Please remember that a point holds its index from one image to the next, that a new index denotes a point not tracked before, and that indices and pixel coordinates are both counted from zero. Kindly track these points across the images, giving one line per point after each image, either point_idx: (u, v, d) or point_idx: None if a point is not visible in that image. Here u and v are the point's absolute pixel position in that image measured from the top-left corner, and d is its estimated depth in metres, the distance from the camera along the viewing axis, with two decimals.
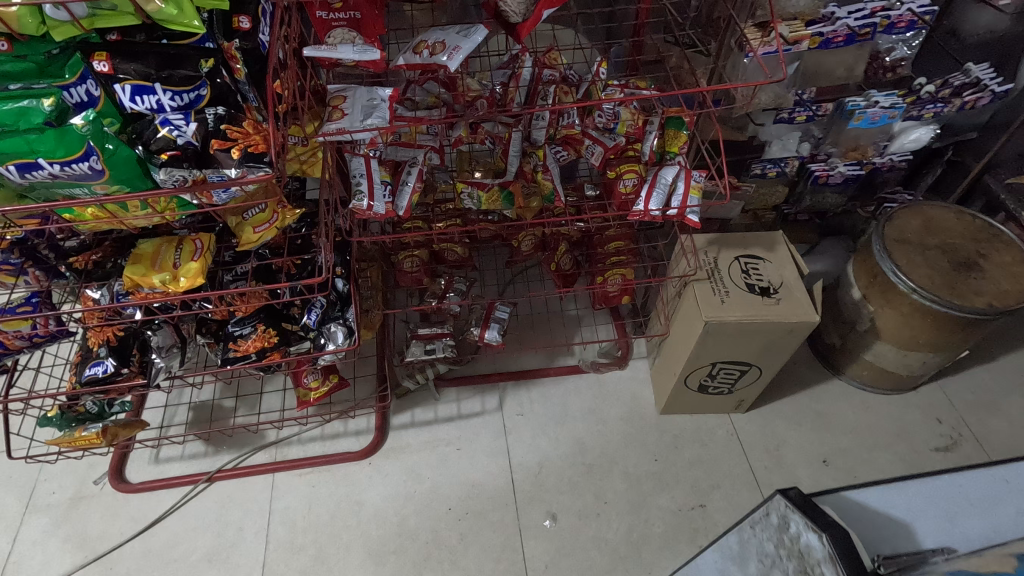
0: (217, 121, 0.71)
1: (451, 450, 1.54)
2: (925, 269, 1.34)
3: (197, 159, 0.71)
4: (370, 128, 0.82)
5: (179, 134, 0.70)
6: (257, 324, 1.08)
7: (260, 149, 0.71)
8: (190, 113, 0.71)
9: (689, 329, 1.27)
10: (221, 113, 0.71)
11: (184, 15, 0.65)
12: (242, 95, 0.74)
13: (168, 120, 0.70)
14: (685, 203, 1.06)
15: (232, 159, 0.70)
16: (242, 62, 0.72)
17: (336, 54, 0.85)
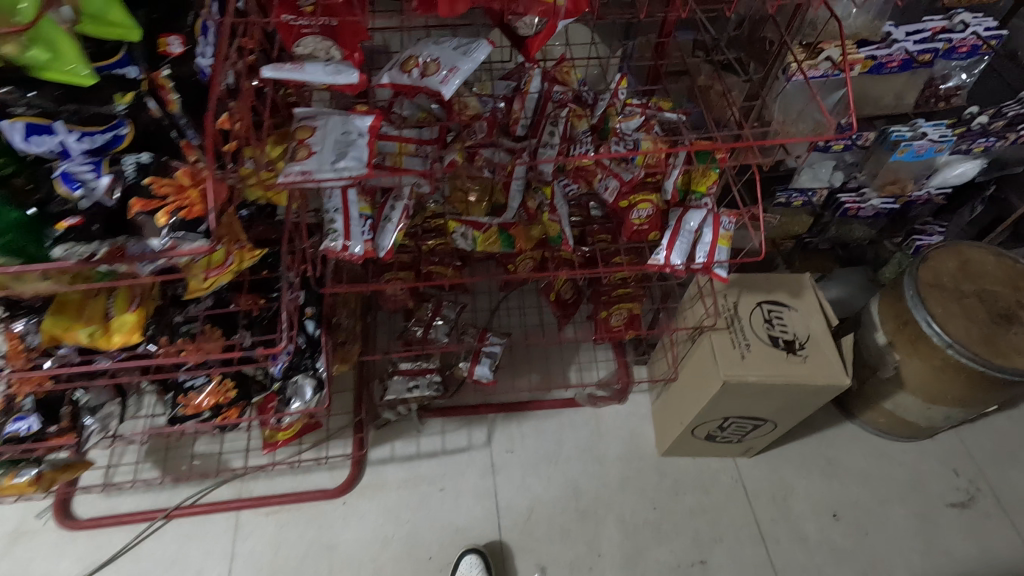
0: (139, 174, 0.65)
1: (433, 490, 1.41)
2: (962, 321, 1.23)
3: (109, 223, 0.64)
4: (343, 175, 0.66)
5: (84, 195, 0.63)
6: (212, 374, 0.94)
7: (195, 212, 0.64)
8: (101, 164, 0.64)
9: (702, 381, 1.15)
10: (145, 163, 0.66)
11: (63, 60, 0.56)
12: (179, 130, 0.70)
13: (71, 174, 0.63)
14: (713, 257, 0.92)
15: (159, 224, 0.63)
16: (173, 92, 0.68)
17: (303, 75, 0.68)
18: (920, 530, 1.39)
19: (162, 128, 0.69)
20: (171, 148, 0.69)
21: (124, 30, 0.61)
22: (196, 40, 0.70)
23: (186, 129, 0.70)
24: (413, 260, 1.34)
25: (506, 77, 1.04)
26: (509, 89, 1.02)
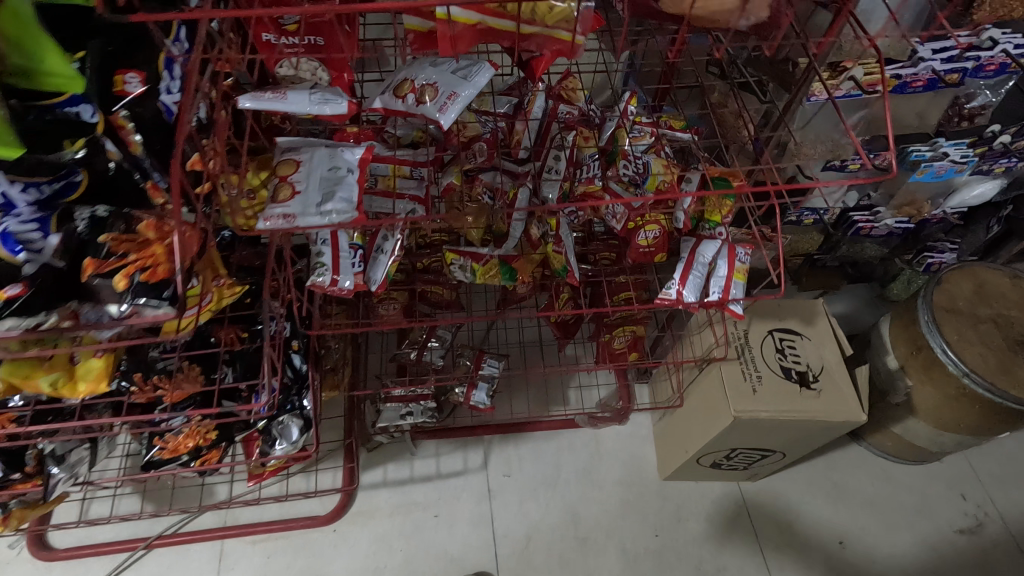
0: (93, 230, 0.63)
1: (427, 517, 1.36)
2: (978, 348, 1.18)
3: (58, 285, 0.62)
4: (330, 220, 0.59)
5: (29, 259, 0.60)
6: (190, 413, 0.87)
7: (159, 274, 0.62)
8: (49, 221, 0.62)
9: (711, 414, 1.09)
10: (99, 216, 0.64)
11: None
12: (142, 173, 0.67)
13: (11, 233, 0.59)
14: (728, 294, 0.86)
15: (118, 287, 0.61)
16: (134, 133, 0.63)
17: (285, 105, 0.61)
18: (927, 558, 1.35)
19: (124, 170, 0.66)
20: (131, 193, 0.67)
21: (66, 80, 0.54)
22: (161, 75, 0.63)
23: (150, 170, 0.67)
24: (406, 279, 1.27)
25: (507, 91, 0.96)
26: (511, 105, 0.95)
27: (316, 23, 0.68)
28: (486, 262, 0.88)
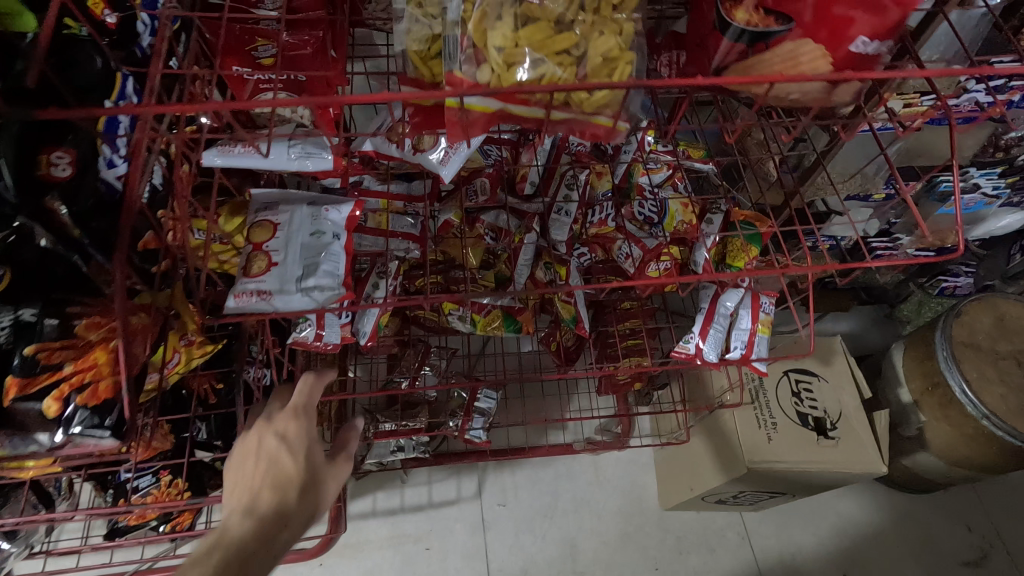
0: (19, 340, 0.54)
1: (419, 550, 1.30)
2: (998, 387, 1.13)
3: None
4: (312, 299, 0.51)
5: None
6: (160, 472, 0.80)
7: (98, 395, 0.53)
8: None
9: (720, 458, 1.04)
10: (29, 319, 0.54)
11: None
12: (82, 256, 0.56)
13: None
14: (751, 353, 0.79)
15: (47, 415, 0.53)
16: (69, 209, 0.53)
17: (256, 163, 0.52)
18: None
19: (60, 253, 0.55)
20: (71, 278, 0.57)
21: None
22: (100, 153, 0.55)
23: (92, 252, 0.56)
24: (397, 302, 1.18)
25: None
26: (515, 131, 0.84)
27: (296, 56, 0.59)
28: (488, 316, 0.80)
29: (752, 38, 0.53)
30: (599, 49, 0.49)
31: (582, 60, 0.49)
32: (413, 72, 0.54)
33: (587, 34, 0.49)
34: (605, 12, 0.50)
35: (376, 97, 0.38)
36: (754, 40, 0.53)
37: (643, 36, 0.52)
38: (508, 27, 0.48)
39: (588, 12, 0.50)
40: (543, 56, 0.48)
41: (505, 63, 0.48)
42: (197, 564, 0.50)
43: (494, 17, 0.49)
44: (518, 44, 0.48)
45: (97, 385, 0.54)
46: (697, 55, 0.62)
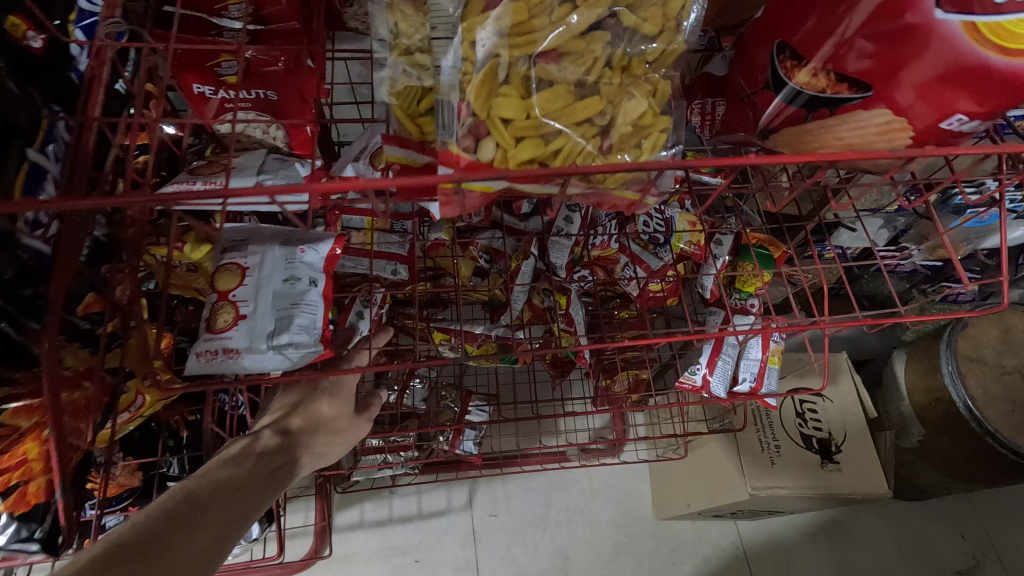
0: None
1: (408, 563, 1.27)
2: (1002, 403, 1.11)
3: None
4: (286, 357, 0.45)
5: None
6: (129, 507, 0.74)
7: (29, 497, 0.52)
8: None
9: (720, 481, 1.00)
10: None
11: None
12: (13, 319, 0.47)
13: None
14: (761, 387, 0.75)
15: None
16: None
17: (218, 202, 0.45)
18: None
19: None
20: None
21: None
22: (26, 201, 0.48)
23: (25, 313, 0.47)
24: None
25: None
26: None
27: (265, 73, 0.52)
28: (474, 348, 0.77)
29: (809, 102, 0.49)
30: (629, 118, 0.45)
31: (610, 126, 0.45)
32: (401, 130, 0.50)
33: (614, 101, 0.45)
34: (633, 71, 0.46)
35: (376, 184, 0.36)
36: (809, 105, 0.49)
37: (667, 79, 0.48)
38: (518, 91, 0.44)
39: (616, 77, 0.45)
40: (565, 128, 0.43)
41: (513, 137, 0.43)
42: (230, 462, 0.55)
43: (500, 75, 0.43)
44: (533, 113, 0.43)
45: (26, 485, 0.52)
46: (741, 106, 0.57)
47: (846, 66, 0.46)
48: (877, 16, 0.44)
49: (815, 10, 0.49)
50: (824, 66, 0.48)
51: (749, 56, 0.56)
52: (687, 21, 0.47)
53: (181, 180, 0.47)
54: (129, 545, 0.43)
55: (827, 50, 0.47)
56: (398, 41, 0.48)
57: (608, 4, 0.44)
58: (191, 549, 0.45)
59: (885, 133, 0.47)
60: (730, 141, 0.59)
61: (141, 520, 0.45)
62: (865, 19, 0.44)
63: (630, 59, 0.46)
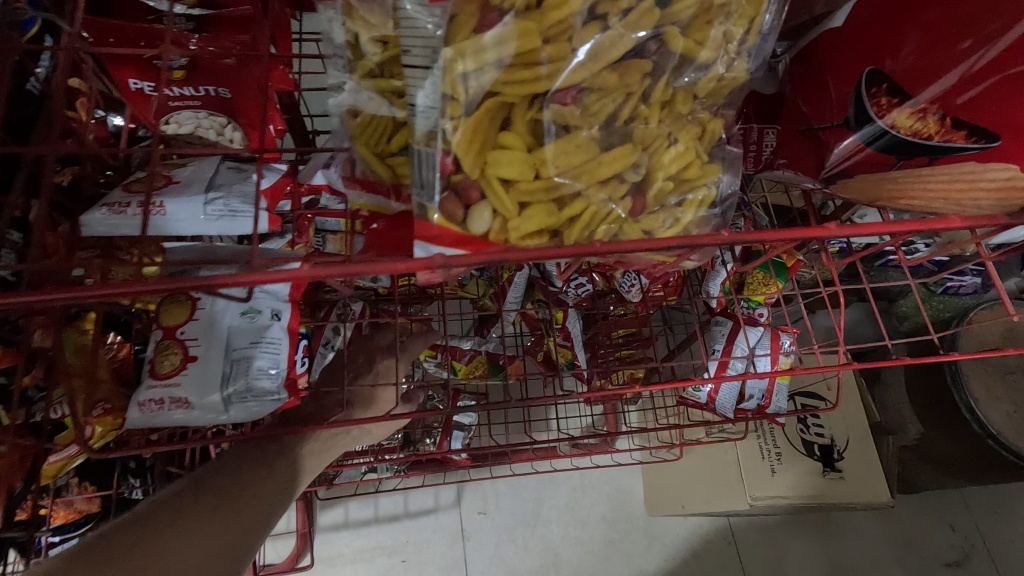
0: None
1: (394, 563, 1.24)
2: (1006, 405, 1.08)
3: None
4: (245, 417, 0.39)
5: None
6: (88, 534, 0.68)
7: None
8: None
9: (715, 486, 0.97)
10: None
11: None
12: None
13: None
14: (769, 405, 0.72)
15: None
16: None
17: (172, 232, 0.40)
18: None
19: None
20: None
21: None
22: None
23: None
24: None
25: None
26: None
27: (217, 66, 0.45)
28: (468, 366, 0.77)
29: (897, 145, 0.45)
30: (669, 169, 0.40)
31: (644, 183, 0.40)
32: (367, 170, 0.43)
33: (652, 148, 0.40)
34: (678, 107, 0.41)
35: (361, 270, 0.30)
36: (896, 151, 0.46)
37: (700, 103, 0.42)
38: (524, 139, 0.37)
39: (655, 117, 0.40)
40: (585, 189, 0.38)
41: (516, 202, 0.37)
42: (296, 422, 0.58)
43: (498, 118, 0.38)
44: (543, 171, 0.37)
45: None
46: (799, 138, 0.53)
47: (958, 109, 0.42)
48: (1008, 60, 0.40)
49: (920, 39, 0.45)
50: (929, 106, 0.43)
51: (817, 79, 0.52)
52: (739, 43, 0.42)
53: (114, 208, 0.39)
54: (213, 483, 0.50)
55: (936, 88, 0.43)
56: (361, 60, 0.41)
57: (652, 24, 0.38)
58: (263, 493, 0.51)
59: (1000, 192, 0.41)
60: (790, 175, 0.54)
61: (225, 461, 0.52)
62: (991, 60, 0.41)
63: (675, 92, 0.41)
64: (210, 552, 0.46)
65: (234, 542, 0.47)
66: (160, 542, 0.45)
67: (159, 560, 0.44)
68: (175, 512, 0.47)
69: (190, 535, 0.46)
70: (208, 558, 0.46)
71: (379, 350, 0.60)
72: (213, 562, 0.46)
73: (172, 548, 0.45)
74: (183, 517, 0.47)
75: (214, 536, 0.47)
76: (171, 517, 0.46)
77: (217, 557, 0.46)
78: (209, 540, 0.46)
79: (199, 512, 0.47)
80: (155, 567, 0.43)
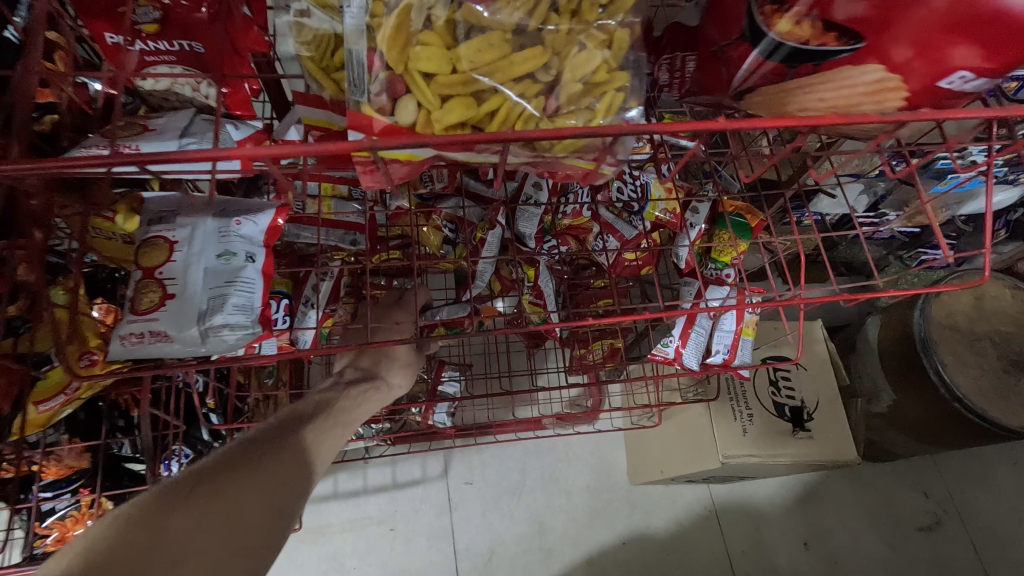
0: None
1: (383, 532, 1.27)
2: (973, 369, 1.11)
3: None
4: (229, 345, 0.43)
5: None
6: (80, 489, 0.71)
7: None
8: None
9: (692, 451, 0.99)
10: None
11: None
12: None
13: None
14: (733, 359, 0.72)
15: None
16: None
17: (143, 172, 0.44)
18: (889, 557, 1.36)
19: None
20: None
21: None
22: None
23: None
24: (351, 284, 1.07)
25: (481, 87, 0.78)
26: None
27: (189, 21, 0.47)
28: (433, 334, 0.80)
29: (791, 57, 0.43)
30: (576, 73, 0.42)
31: (556, 85, 0.43)
32: (318, 90, 0.49)
33: (563, 52, 0.43)
34: (584, 16, 0.44)
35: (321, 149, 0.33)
36: (792, 61, 0.44)
37: (628, 35, 0.45)
38: (443, 39, 0.41)
39: (566, 22, 0.43)
40: (499, 85, 0.41)
41: (437, 95, 0.41)
42: (316, 399, 0.65)
43: (416, 18, 0.41)
44: (458, 65, 0.41)
45: None
46: (713, 60, 0.51)
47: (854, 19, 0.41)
48: None
49: None
50: (811, 10, 0.42)
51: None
52: None
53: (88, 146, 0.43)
54: (256, 441, 0.56)
55: None
56: None
57: None
58: (305, 441, 0.58)
59: (877, 92, 0.42)
60: (710, 102, 0.55)
61: (264, 426, 0.58)
62: None
63: (582, 1, 0.44)
64: (270, 488, 0.52)
65: (287, 479, 0.53)
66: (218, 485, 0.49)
67: (226, 498, 0.49)
68: (229, 462, 0.52)
69: (248, 475, 0.51)
70: (267, 495, 0.51)
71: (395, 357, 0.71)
72: (276, 496, 0.52)
73: (235, 486, 0.50)
74: (238, 463, 0.52)
75: (270, 477, 0.52)
76: (226, 464, 0.51)
77: (276, 491, 0.52)
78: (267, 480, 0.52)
79: (252, 457, 0.53)
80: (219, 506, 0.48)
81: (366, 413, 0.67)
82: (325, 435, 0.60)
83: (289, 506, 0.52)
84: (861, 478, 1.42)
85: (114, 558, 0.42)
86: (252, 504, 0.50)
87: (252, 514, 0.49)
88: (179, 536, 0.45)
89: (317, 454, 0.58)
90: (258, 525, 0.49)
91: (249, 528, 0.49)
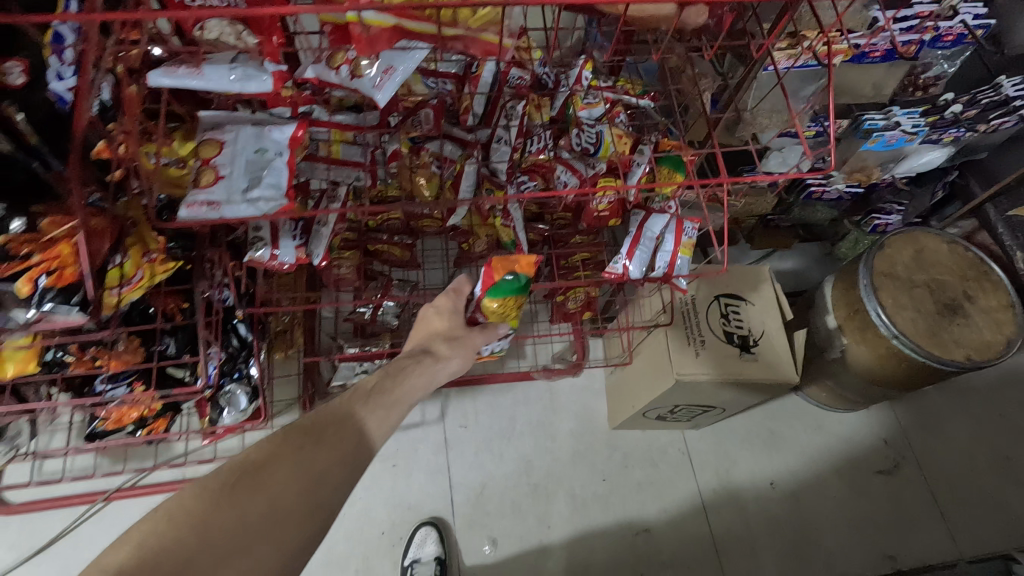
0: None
1: (386, 467, 1.41)
2: (910, 312, 1.24)
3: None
4: (258, 207, 0.61)
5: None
6: (133, 382, 0.86)
7: (69, 279, 0.67)
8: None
9: (654, 377, 1.13)
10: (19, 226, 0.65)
11: None
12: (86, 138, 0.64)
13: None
14: (673, 271, 0.87)
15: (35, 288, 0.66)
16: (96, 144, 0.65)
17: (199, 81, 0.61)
18: (851, 500, 1.47)
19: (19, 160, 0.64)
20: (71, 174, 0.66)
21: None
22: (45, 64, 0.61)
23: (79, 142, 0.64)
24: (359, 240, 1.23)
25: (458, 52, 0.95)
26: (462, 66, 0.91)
27: None
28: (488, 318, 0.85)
29: None
30: None
31: None
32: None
33: None
34: None
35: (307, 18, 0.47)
36: None
37: None
38: None
39: None
40: None
41: None
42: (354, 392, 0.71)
43: None
44: None
45: (64, 270, 0.67)
46: None
47: None
48: None
49: None
50: None
51: None
52: None
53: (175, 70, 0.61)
54: (296, 435, 0.63)
55: None
56: None
57: None
58: (341, 436, 0.65)
59: None
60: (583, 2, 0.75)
61: (305, 419, 0.66)
62: None
63: None
64: (304, 485, 0.59)
65: (322, 474, 0.60)
66: (257, 483, 0.57)
67: (263, 496, 0.57)
68: (268, 458, 0.60)
69: (285, 472, 0.59)
70: (301, 491, 0.58)
71: (441, 335, 0.83)
72: (309, 491, 0.59)
73: (272, 483, 0.58)
74: (276, 460, 0.60)
75: (306, 475, 0.60)
76: (265, 461, 0.59)
77: (310, 488, 0.59)
78: (303, 478, 0.59)
79: (288, 454, 0.61)
80: (258, 502, 0.56)
81: (410, 391, 0.74)
82: (363, 425, 0.68)
83: (324, 502, 0.59)
84: (824, 427, 1.54)
85: (167, 552, 0.51)
86: (288, 500, 0.57)
87: (289, 509, 0.57)
88: (223, 532, 0.54)
89: (353, 446, 0.65)
90: (294, 524, 0.57)
91: (285, 523, 0.56)
